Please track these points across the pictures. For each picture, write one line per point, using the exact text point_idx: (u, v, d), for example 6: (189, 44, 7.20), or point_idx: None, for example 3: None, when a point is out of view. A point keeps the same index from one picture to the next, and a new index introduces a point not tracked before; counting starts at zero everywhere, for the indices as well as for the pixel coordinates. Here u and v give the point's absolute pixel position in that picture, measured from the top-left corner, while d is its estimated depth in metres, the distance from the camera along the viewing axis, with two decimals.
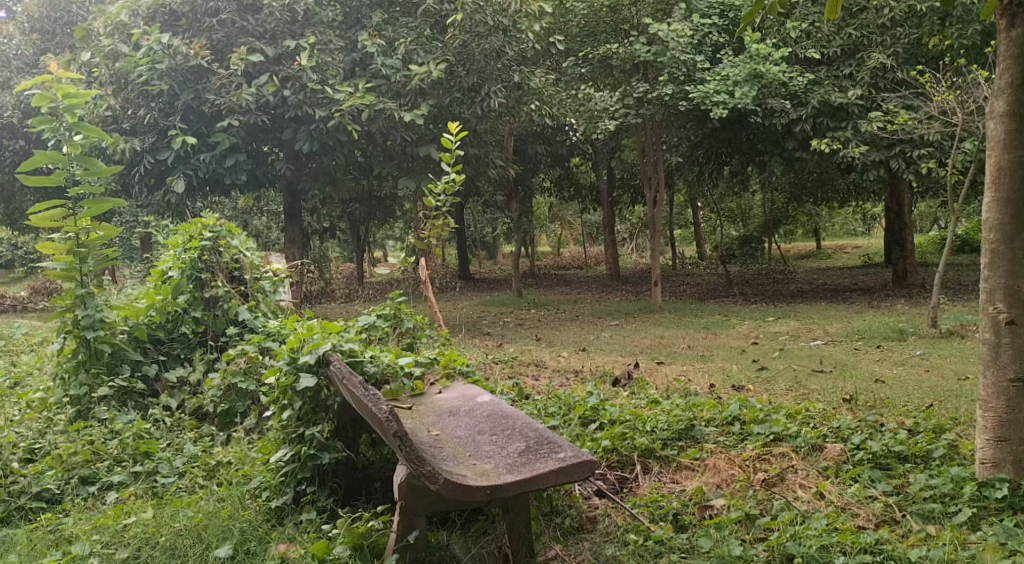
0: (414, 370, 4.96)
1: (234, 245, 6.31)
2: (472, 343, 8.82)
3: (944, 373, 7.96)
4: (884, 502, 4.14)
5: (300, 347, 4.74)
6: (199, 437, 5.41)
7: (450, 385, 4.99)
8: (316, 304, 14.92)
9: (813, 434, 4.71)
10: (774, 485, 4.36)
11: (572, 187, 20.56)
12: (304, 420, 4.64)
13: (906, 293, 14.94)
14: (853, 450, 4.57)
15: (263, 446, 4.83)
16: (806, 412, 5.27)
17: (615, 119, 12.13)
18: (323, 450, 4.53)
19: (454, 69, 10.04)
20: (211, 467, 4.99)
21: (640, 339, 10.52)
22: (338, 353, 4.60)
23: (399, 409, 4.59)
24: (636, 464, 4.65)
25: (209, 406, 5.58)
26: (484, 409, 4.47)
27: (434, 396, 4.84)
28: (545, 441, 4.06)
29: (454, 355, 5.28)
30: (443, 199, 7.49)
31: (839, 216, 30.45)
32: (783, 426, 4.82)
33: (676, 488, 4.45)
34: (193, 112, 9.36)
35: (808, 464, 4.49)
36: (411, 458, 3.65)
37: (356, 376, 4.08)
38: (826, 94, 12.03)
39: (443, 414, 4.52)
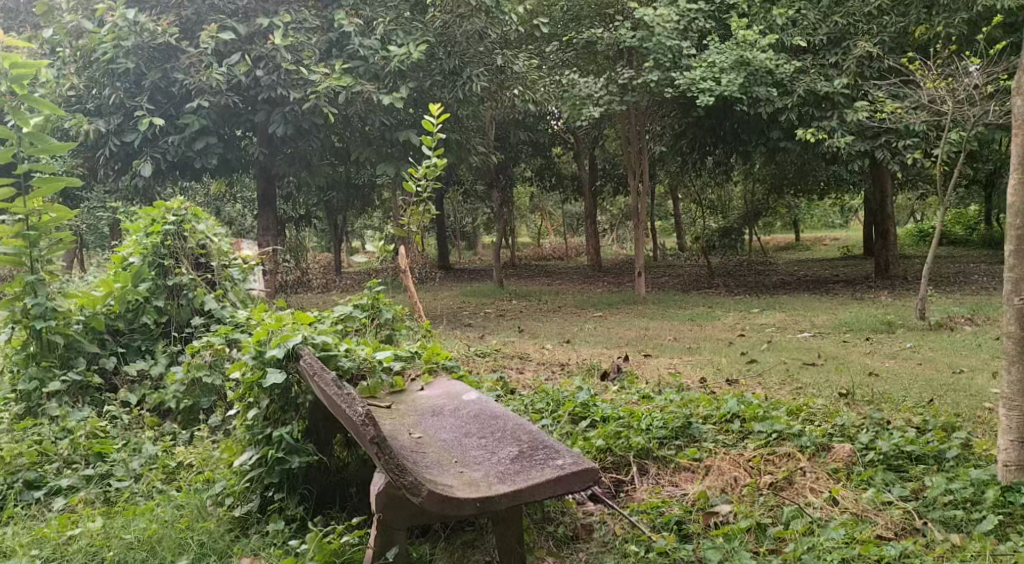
0: (393, 365, 4.64)
1: (199, 230, 5.98)
2: (453, 334, 8.51)
3: (938, 366, 7.73)
4: (902, 509, 3.89)
5: (268, 339, 4.41)
6: (159, 436, 5.06)
7: (433, 381, 4.66)
8: (291, 294, 14.53)
9: (819, 433, 4.43)
10: (782, 489, 4.09)
11: (553, 177, 20.24)
12: (272, 419, 4.33)
13: (891, 285, 14.75)
14: (862, 450, 4.29)
15: (227, 446, 4.50)
16: (807, 407, 4.98)
17: (598, 106, 11.74)
18: (292, 453, 4.22)
19: (434, 51, 9.70)
20: (171, 469, 4.67)
21: (624, 331, 10.25)
22: (309, 347, 4.29)
23: (376, 408, 4.26)
24: (631, 465, 4.36)
25: (172, 402, 5.22)
26: (471, 408, 4.19)
27: (415, 395, 4.51)
28: (539, 446, 3.80)
29: (436, 348, 4.94)
30: (424, 184, 7.13)
31: (819, 208, 30.38)
32: (786, 424, 4.53)
33: (676, 492, 4.17)
34: (161, 93, 9.05)
35: (817, 466, 4.22)
36: (391, 469, 3.38)
37: (329, 373, 3.76)
38: (812, 82, 11.75)
39: (426, 413, 4.22)
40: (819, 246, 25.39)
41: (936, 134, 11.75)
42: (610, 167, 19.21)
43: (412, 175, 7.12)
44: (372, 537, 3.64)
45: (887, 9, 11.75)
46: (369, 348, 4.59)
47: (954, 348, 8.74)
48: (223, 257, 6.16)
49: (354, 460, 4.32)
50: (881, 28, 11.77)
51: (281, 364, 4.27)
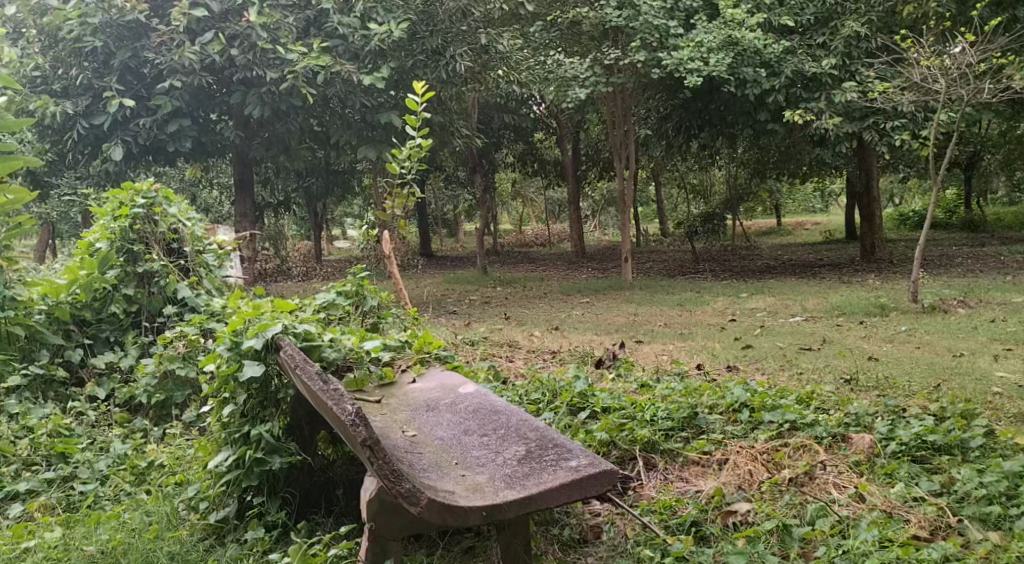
0: (381, 356, 4.37)
1: (171, 213, 5.65)
2: (438, 322, 8.23)
3: (937, 349, 7.51)
4: (936, 506, 3.65)
5: (244, 329, 4.09)
6: (129, 433, 4.75)
7: (424, 373, 4.39)
8: (269, 282, 14.18)
9: (834, 422, 4.19)
10: (802, 485, 3.85)
11: (535, 163, 19.92)
12: (249, 415, 4.05)
13: (878, 268, 14.57)
14: (883, 441, 4.05)
15: (201, 445, 4.20)
16: (817, 394, 4.74)
17: (584, 87, 11.41)
18: (272, 453, 3.93)
19: (416, 29, 9.33)
20: (141, 471, 4.37)
21: (612, 317, 9.98)
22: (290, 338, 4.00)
23: (365, 403, 3.98)
24: (637, 460, 4.12)
25: (143, 396, 4.90)
26: (469, 404, 3.92)
27: (406, 388, 4.24)
28: (548, 446, 3.55)
29: (427, 337, 4.68)
30: (408, 166, 6.77)
31: (801, 192, 30.26)
32: (798, 413, 4.29)
33: (687, 490, 3.93)
34: (131, 73, 8.70)
35: (838, 459, 3.98)
36: (385, 474, 3.10)
37: (313, 366, 3.48)
38: (799, 63, 11.51)
39: (419, 409, 3.94)
40: (800, 230, 25.26)
41: (924, 115, 11.53)
42: (594, 152, 18.93)
43: (394, 156, 6.77)
44: (363, 545, 3.37)
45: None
46: (355, 337, 4.32)
47: (950, 331, 8.53)
48: (196, 242, 5.83)
49: (341, 456, 4.06)
50: (869, 8, 11.57)
51: (258, 355, 3.99)
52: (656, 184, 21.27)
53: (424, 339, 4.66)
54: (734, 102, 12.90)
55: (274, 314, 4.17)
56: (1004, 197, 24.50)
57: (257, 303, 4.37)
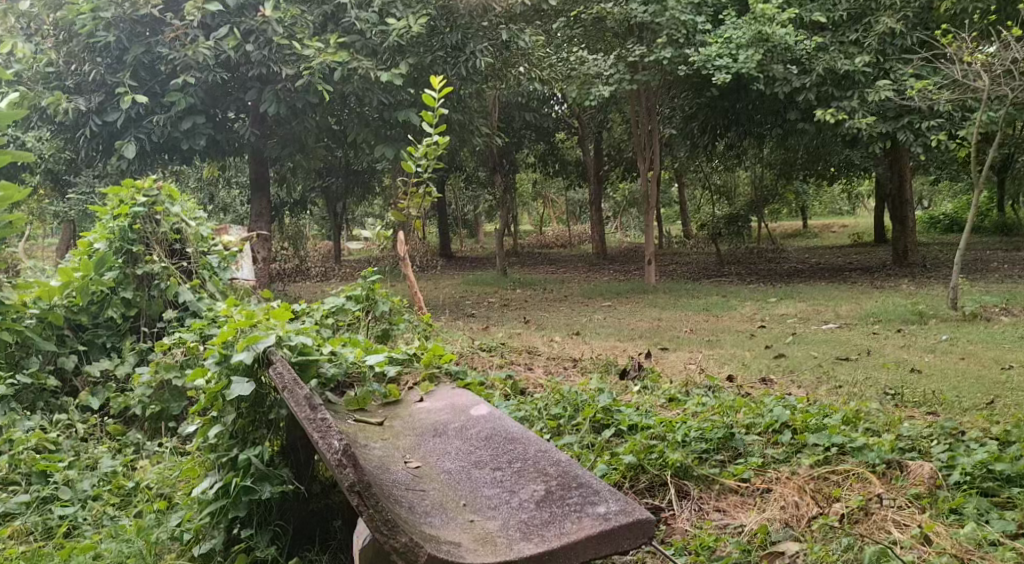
0: (388, 371, 4.07)
1: (174, 212, 5.39)
2: (455, 326, 7.92)
3: (983, 361, 7.10)
4: (1014, 550, 3.25)
5: (234, 339, 3.80)
6: (117, 449, 4.52)
7: (433, 392, 4.09)
8: (287, 282, 13.94)
9: (887, 448, 3.84)
10: (857, 522, 3.48)
11: (557, 163, 19.52)
12: (237, 437, 3.76)
13: (910, 272, 14.11)
14: (943, 470, 3.70)
15: (188, 468, 3.92)
16: (863, 414, 4.37)
17: (608, 85, 11.05)
18: (262, 481, 3.63)
19: (436, 24, 9.01)
20: (127, 492, 4.14)
21: (636, 321, 9.64)
22: (283, 354, 3.67)
23: (366, 425, 3.67)
24: (669, 487, 3.78)
25: (138, 408, 4.64)
26: (481, 430, 3.62)
27: (410, 406, 3.96)
28: (570, 487, 3.24)
29: (438, 351, 4.38)
30: (424, 163, 6.41)
31: (827, 194, 29.73)
32: (845, 436, 3.94)
33: (728, 524, 3.58)
34: (144, 69, 8.43)
35: (896, 492, 3.60)
36: (380, 525, 2.81)
37: (305, 395, 3.18)
38: (831, 60, 11.06)
39: (426, 434, 3.64)
40: (826, 232, 24.77)
41: (962, 115, 11.09)
42: (617, 152, 18.55)
43: (410, 154, 6.45)
44: None
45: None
46: (357, 350, 4.06)
47: (993, 341, 8.10)
48: (200, 242, 5.57)
49: None
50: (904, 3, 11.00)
51: (249, 371, 3.68)
52: (680, 186, 20.87)
53: (433, 352, 4.42)
54: (764, 100, 12.50)
55: (268, 323, 3.88)
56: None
57: (250, 311, 4.08)
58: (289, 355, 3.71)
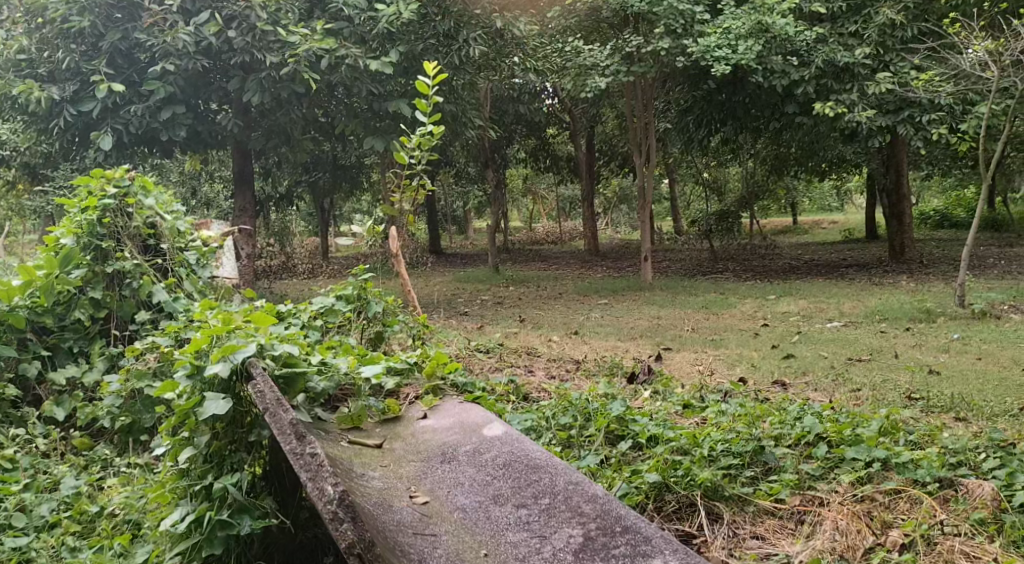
0: (386, 384, 3.74)
1: (147, 205, 5.03)
2: (448, 326, 7.57)
3: (1000, 363, 6.80)
4: None
5: (209, 348, 3.44)
6: (80, 470, 4.17)
7: (439, 406, 3.75)
8: (272, 280, 13.55)
9: (937, 464, 3.56)
10: (921, 554, 3.21)
11: (548, 159, 19.13)
12: (213, 460, 3.43)
13: (909, 268, 13.83)
14: (1006, 491, 3.42)
15: (156, 495, 3.54)
16: (905, 425, 4.02)
17: (604, 77, 10.59)
18: (240, 514, 3.29)
19: (428, 11, 8.52)
20: (90, 519, 3.79)
21: (634, 320, 9.28)
22: (265, 366, 3.33)
23: (365, 448, 3.36)
24: (699, 510, 3.45)
25: (105, 421, 4.30)
26: (498, 454, 3.34)
27: (412, 422, 3.65)
28: (613, 531, 3.02)
29: (440, 358, 4.05)
30: (417, 155, 5.98)
31: (817, 190, 29.55)
32: (890, 451, 3.65)
33: (769, 555, 3.26)
34: (121, 56, 8.02)
35: (959, 518, 3.33)
36: None
37: (290, 422, 2.92)
38: (830, 52, 10.66)
39: (434, 457, 3.35)
40: (817, 229, 24.52)
41: (964, 108, 10.68)
42: (609, 147, 18.21)
43: (403, 143, 6.05)
44: None
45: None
46: (351, 359, 3.72)
47: (1008, 340, 7.79)
48: (177, 238, 5.18)
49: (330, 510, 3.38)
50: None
51: (227, 387, 3.35)
52: (671, 181, 20.54)
53: (437, 361, 4.07)
54: (761, 94, 12.15)
55: (247, 328, 3.52)
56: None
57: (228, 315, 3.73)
58: (272, 367, 3.36)
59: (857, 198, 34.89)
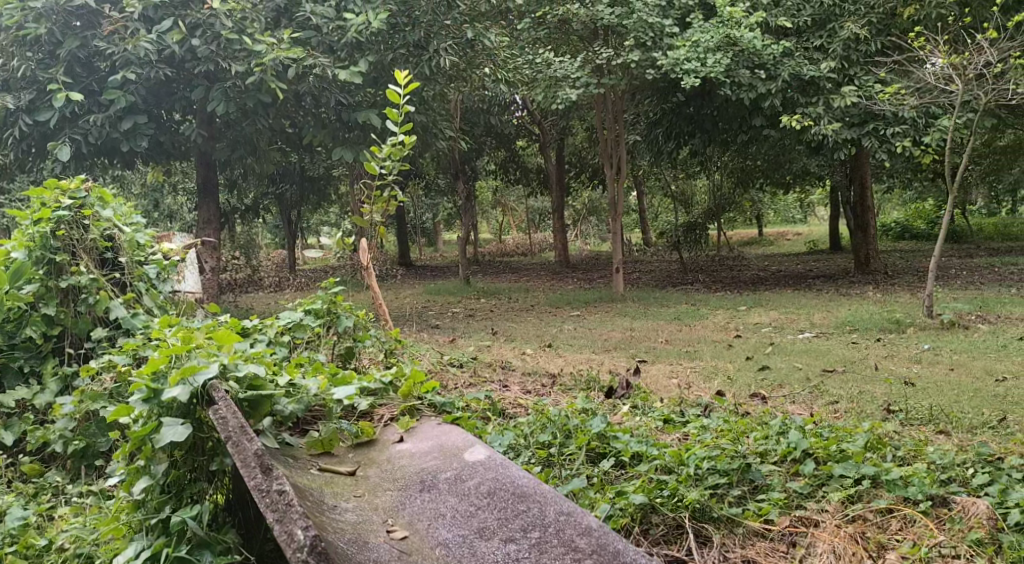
0: (359, 407, 3.64)
1: (104, 217, 4.86)
2: (419, 339, 7.42)
3: (974, 373, 6.77)
4: None
5: (167, 369, 3.29)
6: (31, 498, 3.97)
7: (415, 430, 3.64)
8: (237, 294, 13.30)
9: (928, 481, 3.49)
10: None
11: (517, 171, 19.03)
12: (170, 492, 3.29)
13: (875, 279, 13.89)
14: (1000, 509, 3.35)
15: (111, 526, 3.37)
16: (891, 440, 3.95)
17: (575, 88, 10.49)
18: (201, 548, 3.13)
19: (398, 21, 8.42)
20: (41, 550, 3.59)
21: (607, 332, 9.17)
22: (228, 388, 3.20)
23: (337, 476, 3.25)
24: (688, 532, 3.34)
25: (57, 445, 4.08)
26: (483, 482, 3.18)
27: (387, 446, 3.53)
28: None
29: (415, 377, 3.94)
30: (388, 165, 5.83)
31: (783, 201, 29.75)
32: (879, 467, 3.58)
33: None
34: (80, 64, 7.78)
35: (955, 538, 3.26)
36: None
37: (255, 454, 2.80)
38: (797, 66, 10.55)
39: (414, 485, 3.21)
40: (783, 240, 24.65)
41: (926, 121, 10.70)
42: (578, 158, 18.16)
43: (374, 153, 5.89)
44: None
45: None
46: (322, 381, 3.59)
47: (979, 351, 7.77)
48: (137, 251, 4.98)
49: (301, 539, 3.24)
50: (867, 9, 10.76)
51: (184, 412, 3.20)
52: (640, 193, 20.54)
53: (413, 380, 3.94)
54: (730, 106, 12.13)
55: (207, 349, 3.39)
56: (985, 207, 24.07)
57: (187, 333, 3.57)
58: (236, 390, 3.24)
59: (821, 210, 35.20)
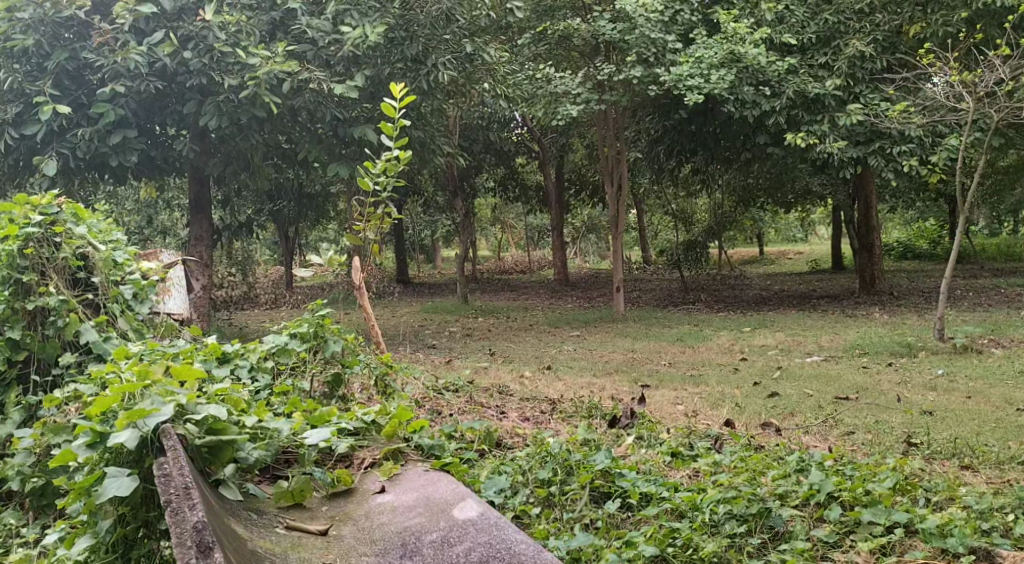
0: (337, 448, 3.44)
1: (77, 234, 4.59)
2: (414, 361, 7.14)
3: (993, 401, 6.47)
4: None
5: (118, 409, 3.07)
6: None
7: (398, 478, 3.40)
8: (231, 312, 13.04)
9: (969, 530, 3.22)
10: None
11: (516, 189, 18.78)
12: (116, 551, 3.05)
13: (881, 300, 13.62)
14: None
15: None
16: (921, 482, 3.68)
17: (576, 105, 10.20)
18: None
19: (395, 35, 8.14)
20: None
21: (608, 354, 8.87)
22: (183, 432, 3.01)
23: (306, 537, 3.01)
24: None
25: (13, 483, 3.78)
26: (473, 550, 2.89)
27: (365, 497, 3.28)
28: None
29: (403, 414, 3.72)
30: (383, 181, 5.54)
31: (785, 220, 29.52)
32: (911, 515, 3.31)
33: None
34: (68, 77, 7.52)
35: None
36: None
37: (192, 529, 2.52)
38: (802, 83, 10.25)
39: (395, 547, 2.94)
40: (784, 259, 24.36)
41: (933, 140, 10.41)
42: (579, 176, 17.92)
43: (368, 168, 5.63)
44: None
45: (879, 7, 10.49)
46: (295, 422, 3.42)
47: (996, 377, 7.47)
48: (112, 270, 4.69)
49: None
50: (873, 26, 10.49)
51: (135, 462, 2.99)
52: (641, 211, 20.29)
53: (399, 419, 3.72)
54: (733, 123, 11.87)
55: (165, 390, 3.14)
56: (986, 227, 23.84)
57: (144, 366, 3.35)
58: (193, 435, 3.03)
59: (821, 228, 34.95)
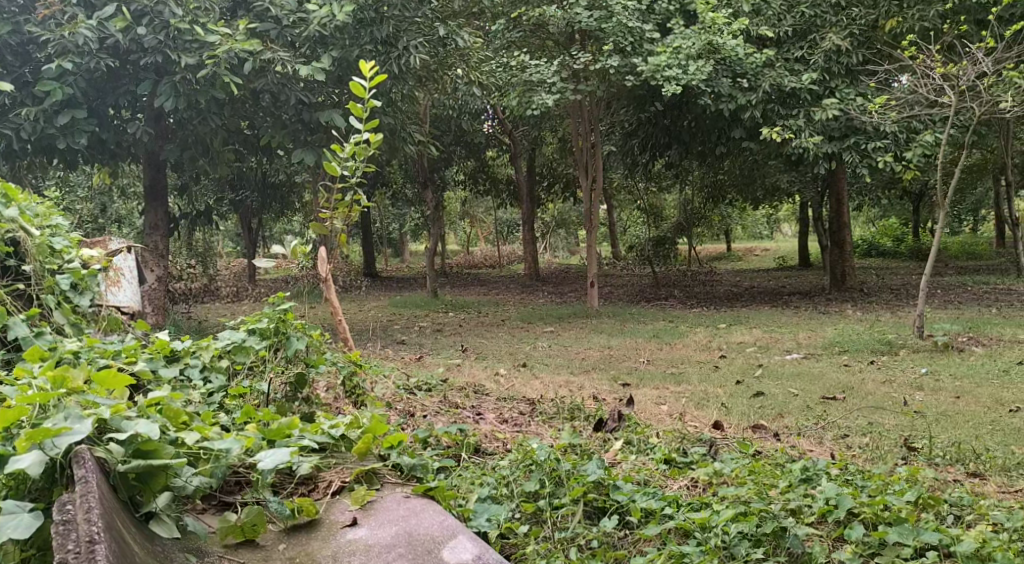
0: (300, 468, 3.09)
1: (6, 216, 4.18)
2: (382, 358, 6.74)
3: (982, 401, 6.22)
4: None
5: (25, 423, 2.74)
6: None
7: (376, 504, 3.08)
8: (191, 304, 12.51)
9: (1010, 554, 2.94)
10: None
11: (486, 181, 18.38)
12: None
13: (853, 296, 13.45)
14: None
15: None
16: (943, 494, 3.38)
17: (551, 94, 9.75)
18: None
19: (364, 15, 7.66)
20: None
21: (583, 351, 8.54)
22: (101, 456, 2.67)
23: None
24: None
25: None
26: None
27: (334, 531, 2.96)
28: None
29: (376, 426, 3.37)
30: (351, 167, 5.11)
31: (753, 216, 29.43)
32: (938, 538, 3.03)
33: None
34: (10, 51, 6.99)
35: None
36: None
37: None
38: (778, 77, 9.97)
39: None
40: (751, 256, 24.20)
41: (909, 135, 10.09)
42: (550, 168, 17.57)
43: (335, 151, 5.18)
44: None
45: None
46: (246, 440, 3.05)
47: (982, 377, 7.22)
48: (48, 256, 4.31)
49: None
50: (849, 20, 10.19)
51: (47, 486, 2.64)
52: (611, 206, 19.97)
53: (373, 433, 3.35)
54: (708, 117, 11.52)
55: (85, 400, 2.82)
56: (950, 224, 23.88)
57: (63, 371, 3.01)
58: (115, 459, 2.70)
59: (785, 226, 35.04)
